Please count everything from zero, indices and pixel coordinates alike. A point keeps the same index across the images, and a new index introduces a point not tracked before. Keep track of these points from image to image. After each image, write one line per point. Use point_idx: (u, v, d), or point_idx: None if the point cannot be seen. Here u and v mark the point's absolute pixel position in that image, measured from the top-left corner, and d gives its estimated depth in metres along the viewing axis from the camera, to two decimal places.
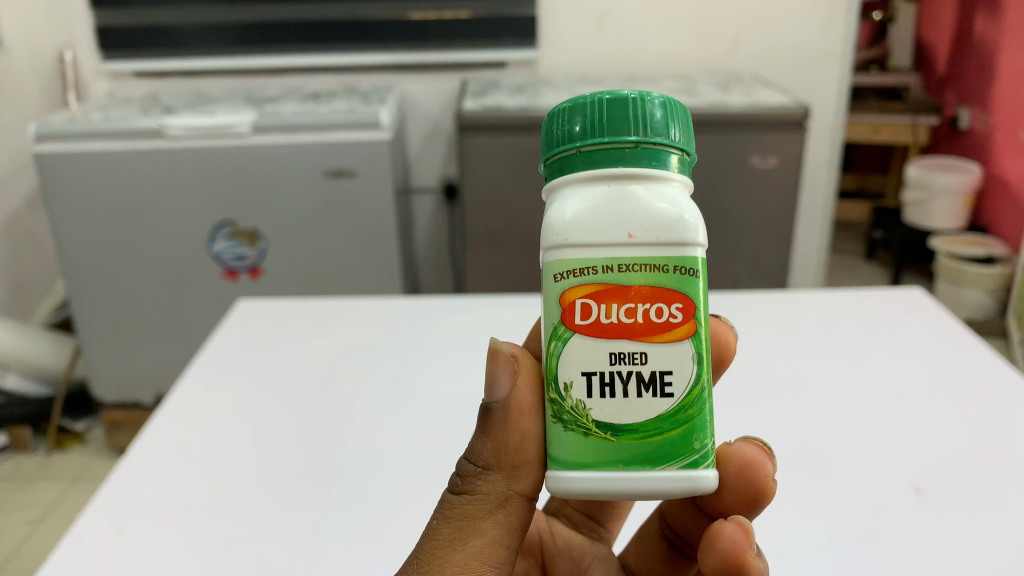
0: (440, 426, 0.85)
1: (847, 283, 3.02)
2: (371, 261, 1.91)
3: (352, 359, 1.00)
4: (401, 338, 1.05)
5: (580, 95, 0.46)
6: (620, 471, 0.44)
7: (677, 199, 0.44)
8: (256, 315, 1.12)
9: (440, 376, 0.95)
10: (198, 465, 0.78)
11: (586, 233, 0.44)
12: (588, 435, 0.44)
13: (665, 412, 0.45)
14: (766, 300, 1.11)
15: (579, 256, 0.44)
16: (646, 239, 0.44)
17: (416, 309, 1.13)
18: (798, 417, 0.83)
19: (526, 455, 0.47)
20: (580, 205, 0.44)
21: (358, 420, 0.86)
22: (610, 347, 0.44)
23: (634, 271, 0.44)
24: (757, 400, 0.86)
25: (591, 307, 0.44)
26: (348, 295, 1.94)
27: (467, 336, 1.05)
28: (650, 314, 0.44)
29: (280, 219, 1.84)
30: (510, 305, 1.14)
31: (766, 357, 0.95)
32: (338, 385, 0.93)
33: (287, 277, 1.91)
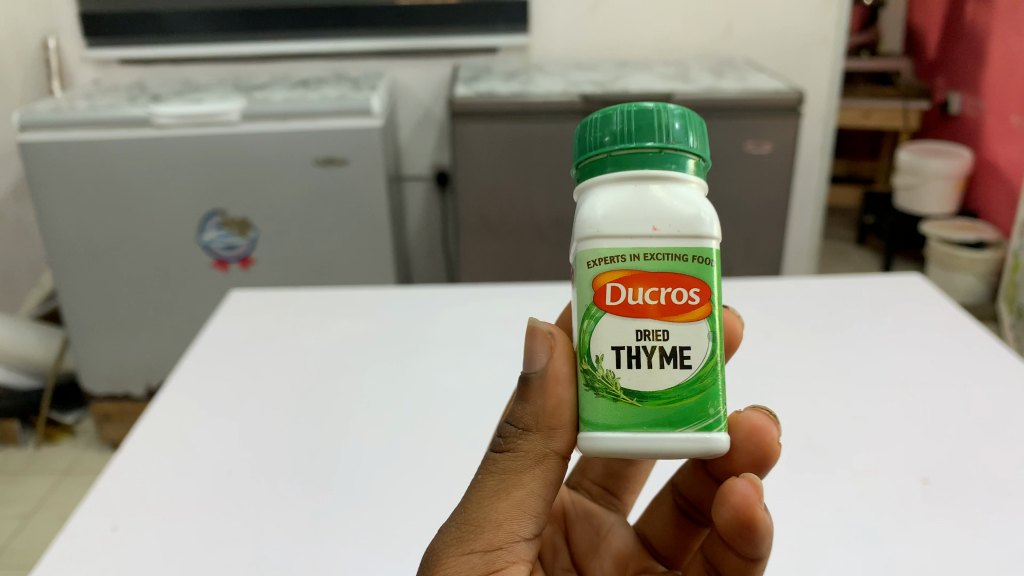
0: (437, 418, 0.84)
1: (838, 269, 3.02)
2: (364, 251, 1.89)
3: (346, 352, 0.98)
4: (398, 330, 1.03)
5: (609, 107, 0.46)
6: (642, 432, 0.44)
7: (695, 196, 0.45)
8: (249, 307, 1.11)
9: (437, 368, 0.94)
10: (194, 460, 0.77)
11: (616, 224, 0.44)
12: (617, 401, 0.45)
13: (683, 380, 0.45)
14: (763, 288, 1.10)
15: (607, 244, 0.45)
16: (668, 232, 0.44)
17: (413, 300, 1.12)
18: (802, 406, 0.83)
19: (561, 415, 0.47)
20: (610, 202, 0.45)
21: (356, 413, 0.85)
22: (633, 327, 0.45)
23: (657, 259, 0.45)
24: (756, 390, 0.85)
25: (618, 290, 0.44)
26: (341, 284, 1.92)
27: (466, 326, 1.04)
28: (669, 297, 0.45)
29: (271, 208, 1.82)
30: (507, 295, 1.13)
31: (765, 346, 0.94)
32: (331, 378, 0.92)
33: (278, 267, 1.89)
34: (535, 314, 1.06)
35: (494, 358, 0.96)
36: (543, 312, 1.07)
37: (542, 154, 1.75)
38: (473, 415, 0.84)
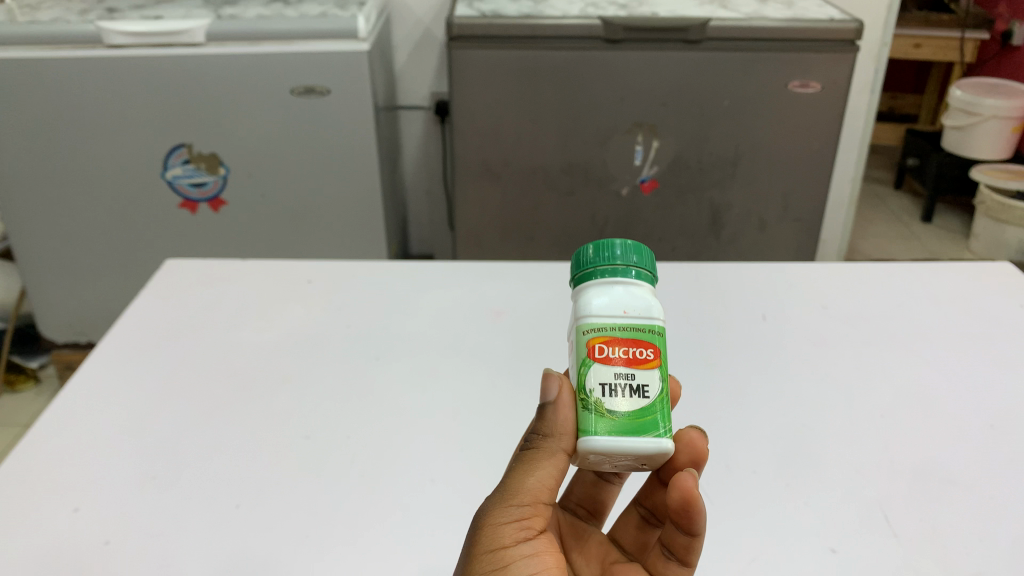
0: (404, 459, 0.65)
1: (873, 216, 2.79)
2: (350, 193, 1.68)
3: (293, 351, 0.78)
4: (362, 317, 0.84)
5: (600, 239, 0.55)
6: (618, 436, 0.48)
7: (651, 296, 0.52)
8: (184, 281, 0.91)
9: (408, 377, 0.75)
10: (82, 528, 0.58)
11: (601, 307, 0.50)
12: (602, 417, 0.49)
13: (648, 401, 0.49)
14: (815, 281, 0.89)
15: (592, 315, 0.50)
16: (636, 314, 0.50)
17: (385, 277, 0.92)
18: (870, 461, 0.64)
19: (569, 427, 0.51)
20: (599, 295, 0.51)
21: (294, 440, 0.67)
22: (609, 374, 0.49)
23: (631, 328, 0.50)
24: (817, 445, 0.66)
25: (600, 349, 0.49)
26: (326, 229, 1.73)
27: (445, 316, 0.84)
28: (634, 354, 0.50)
29: (244, 144, 1.61)
30: (498, 274, 0.93)
31: (823, 370, 0.74)
32: (272, 392, 0.72)
33: (255, 210, 1.69)
34: (530, 304, 0.87)
35: (479, 365, 0.77)
36: (543, 305, 0.87)
37: (553, 89, 1.51)
38: (443, 448, 0.66)
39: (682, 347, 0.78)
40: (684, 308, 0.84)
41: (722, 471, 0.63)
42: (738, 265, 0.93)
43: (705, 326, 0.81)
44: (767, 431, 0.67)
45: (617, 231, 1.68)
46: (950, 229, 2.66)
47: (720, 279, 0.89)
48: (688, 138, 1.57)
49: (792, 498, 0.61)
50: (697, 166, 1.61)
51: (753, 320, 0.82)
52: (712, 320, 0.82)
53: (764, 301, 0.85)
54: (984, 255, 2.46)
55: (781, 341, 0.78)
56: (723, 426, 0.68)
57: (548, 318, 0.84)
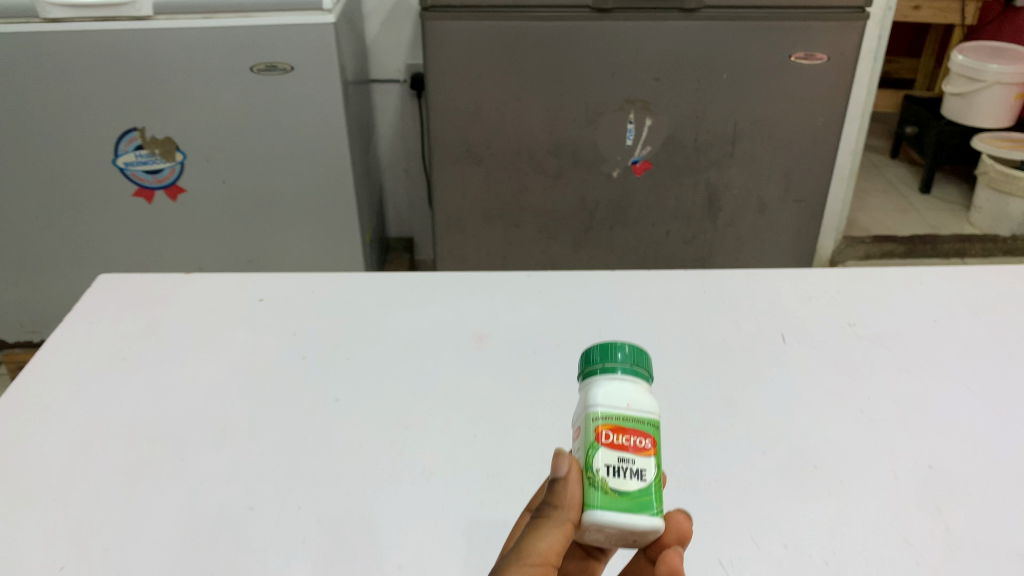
0: (363, 539, 0.54)
1: (870, 187, 2.69)
2: (317, 178, 1.56)
3: (236, 394, 0.67)
4: (322, 346, 0.72)
5: (607, 342, 0.49)
6: (616, 513, 0.42)
7: (652, 397, 0.47)
8: (118, 300, 0.79)
9: (372, 426, 0.64)
10: None
11: (608, 396, 0.45)
12: (604, 494, 0.42)
13: (649, 486, 0.43)
14: (840, 294, 0.78)
15: (596, 400, 0.44)
16: (641, 406, 0.45)
17: (351, 292, 0.80)
18: (919, 522, 0.54)
19: (575, 504, 0.43)
20: (605, 386, 0.46)
21: (236, 511, 0.56)
22: (611, 456, 0.43)
23: (637, 416, 0.44)
24: (856, 510, 0.56)
25: (605, 434, 0.43)
26: (293, 217, 1.61)
27: (418, 342, 0.73)
28: (636, 441, 0.44)
29: (198, 126, 1.47)
30: (479, 287, 0.81)
31: (859, 412, 0.64)
32: (209, 450, 0.61)
33: (215, 199, 1.56)
34: (516, 325, 0.76)
35: (455, 409, 0.66)
36: (529, 327, 0.75)
37: (536, 63, 1.39)
38: (414, 515, 0.56)
39: (693, 385, 0.67)
40: (692, 331, 0.73)
41: (748, 547, 0.53)
42: (750, 275, 0.82)
43: (718, 357, 0.70)
44: (798, 491, 0.57)
45: (607, 216, 1.57)
46: (950, 201, 2.57)
47: (731, 293, 0.79)
48: (683, 115, 1.46)
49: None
50: (693, 144, 1.49)
51: (773, 347, 0.71)
52: (724, 349, 0.71)
53: (782, 319, 0.75)
54: (985, 228, 2.36)
55: (805, 372, 0.68)
56: (747, 487, 0.58)
57: (536, 344, 0.73)
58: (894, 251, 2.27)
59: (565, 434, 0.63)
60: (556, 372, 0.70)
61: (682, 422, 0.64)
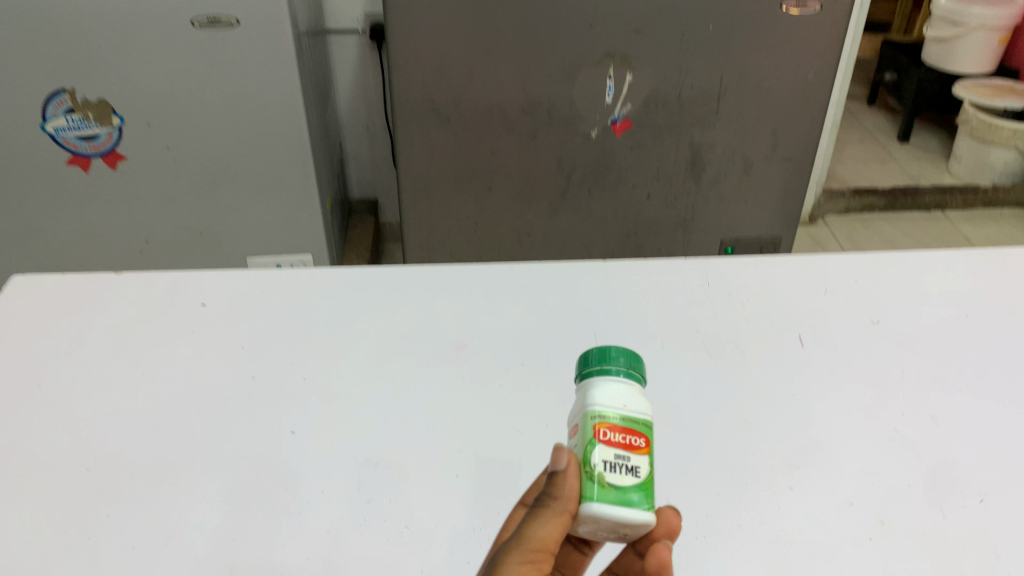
0: None
1: (849, 136, 2.61)
2: (274, 150, 1.20)
3: (176, 427, 0.58)
4: (278, 362, 0.63)
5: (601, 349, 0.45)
6: (614, 507, 0.38)
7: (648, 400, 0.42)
8: (33, 314, 0.67)
9: (337, 460, 0.55)
10: None
11: (605, 396, 0.40)
12: (601, 486, 0.38)
13: (645, 483, 0.39)
14: (858, 287, 0.71)
15: (595, 401, 0.40)
16: (638, 408, 0.41)
17: (307, 293, 0.70)
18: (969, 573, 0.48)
19: (571, 496, 0.39)
20: (603, 387, 0.41)
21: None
22: (609, 451, 0.39)
23: (634, 416, 0.40)
24: (900, 560, 0.49)
25: (603, 432, 0.39)
26: (245, 199, 1.24)
27: (387, 352, 0.64)
28: (633, 441, 0.40)
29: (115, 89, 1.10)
30: (453, 282, 0.72)
31: (893, 431, 0.57)
32: (144, 502, 0.52)
33: (156, 175, 1.19)
34: (498, 328, 0.66)
35: (432, 435, 0.57)
36: (513, 330, 0.66)
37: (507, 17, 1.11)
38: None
39: (707, 402, 0.59)
40: (699, 334, 0.65)
41: None
42: (760, 263, 0.73)
43: (731, 365, 0.62)
44: (831, 535, 0.50)
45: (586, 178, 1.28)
46: (929, 150, 2.50)
47: (741, 287, 0.70)
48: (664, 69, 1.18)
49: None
50: (675, 102, 1.21)
51: (793, 352, 0.64)
52: (738, 356, 0.63)
53: (797, 320, 0.67)
54: (964, 178, 2.23)
55: (827, 383, 0.61)
56: (776, 535, 0.50)
57: (522, 349, 0.64)
58: (875, 204, 2.17)
59: None
60: (546, 386, 0.61)
61: (697, 449, 0.55)
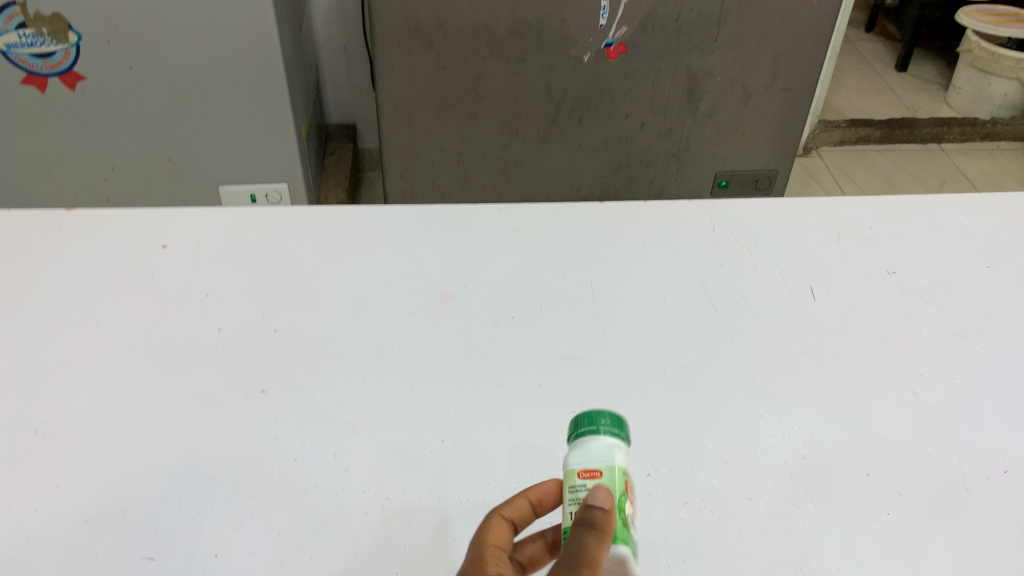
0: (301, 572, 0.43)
1: (846, 64, 2.51)
2: (246, 80, 1.04)
3: (134, 385, 0.53)
4: (246, 311, 0.58)
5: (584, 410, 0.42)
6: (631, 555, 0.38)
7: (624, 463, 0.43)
8: None
9: (312, 421, 0.51)
10: None
11: (624, 457, 0.40)
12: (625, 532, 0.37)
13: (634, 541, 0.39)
14: (873, 235, 0.66)
15: (620, 455, 0.40)
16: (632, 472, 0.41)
17: (277, 235, 0.65)
18: (991, 547, 0.45)
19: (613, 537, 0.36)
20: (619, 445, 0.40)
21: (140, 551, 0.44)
22: (631, 506, 0.39)
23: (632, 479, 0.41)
24: (922, 535, 0.45)
25: (628, 488, 0.39)
26: (216, 128, 1.09)
27: (364, 300, 0.59)
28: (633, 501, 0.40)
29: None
30: (437, 225, 0.66)
31: (911, 394, 0.53)
32: (97, 469, 0.47)
33: (117, 99, 1.04)
34: (485, 276, 0.61)
35: (416, 395, 0.52)
36: (504, 280, 0.61)
37: None
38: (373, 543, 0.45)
39: (712, 361, 0.55)
40: (704, 285, 0.61)
41: None
42: (769, 207, 0.68)
43: (738, 321, 0.58)
44: (845, 505, 0.47)
45: (576, 108, 1.10)
46: (927, 80, 2.42)
47: (747, 233, 0.65)
48: None
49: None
50: (674, 27, 1.02)
51: (803, 305, 0.59)
52: (747, 312, 0.58)
53: (807, 271, 0.62)
54: (964, 109, 2.14)
55: (839, 340, 0.57)
56: (786, 503, 0.47)
57: (512, 302, 0.59)
58: (871, 135, 2.05)
59: (554, 421, 0.51)
60: (538, 344, 0.56)
61: (701, 414, 0.51)
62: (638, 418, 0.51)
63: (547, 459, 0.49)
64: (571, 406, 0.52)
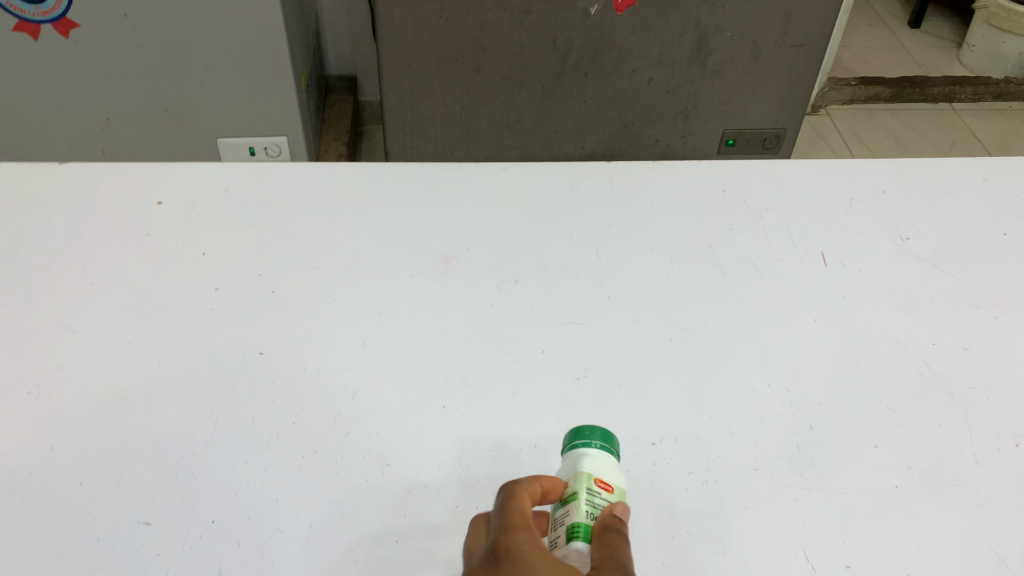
0: (302, 538, 0.42)
1: (857, 21, 2.45)
2: (243, 29, 1.01)
3: (130, 345, 0.51)
4: (240, 271, 0.56)
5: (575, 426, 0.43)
6: None
7: None
8: None
9: (311, 384, 0.50)
10: None
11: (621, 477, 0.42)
12: None
13: None
14: (887, 199, 0.64)
15: (623, 479, 0.41)
16: None
17: (275, 193, 0.63)
18: (1002, 518, 0.44)
19: None
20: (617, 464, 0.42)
21: (137, 515, 0.43)
22: None
23: None
24: (932, 507, 0.45)
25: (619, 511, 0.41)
26: (214, 79, 1.06)
27: (363, 261, 0.58)
28: None
29: None
30: (439, 184, 0.64)
31: (923, 363, 0.52)
32: (92, 431, 0.47)
33: (111, 48, 1.01)
34: (488, 237, 0.60)
35: (417, 360, 0.51)
36: (507, 242, 0.60)
37: None
38: (373, 509, 0.44)
39: (719, 328, 0.54)
40: (713, 250, 0.59)
41: (802, 570, 0.42)
42: (780, 169, 0.66)
43: (746, 287, 0.56)
44: (854, 476, 0.46)
45: (581, 63, 1.07)
46: (939, 38, 2.36)
47: (757, 196, 0.64)
48: None
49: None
50: None
51: (814, 271, 0.58)
52: (756, 277, 0.57)
53: (818, 236, 0.60)
54: (975, 69, 2.09)
55: (851, 307, 0.55)
56: (794, 474, 0.46)
57: (516, 264, 0.58)
58: (881, 94, 2.01)
59: (557, 387, 0.50)
60: (542, 308, 0.55)
61: (709, 381, 0.50)
62: (644, 386, 0.50)
63: (549, 425, 0.48)
64: (576, 372, 0.51)
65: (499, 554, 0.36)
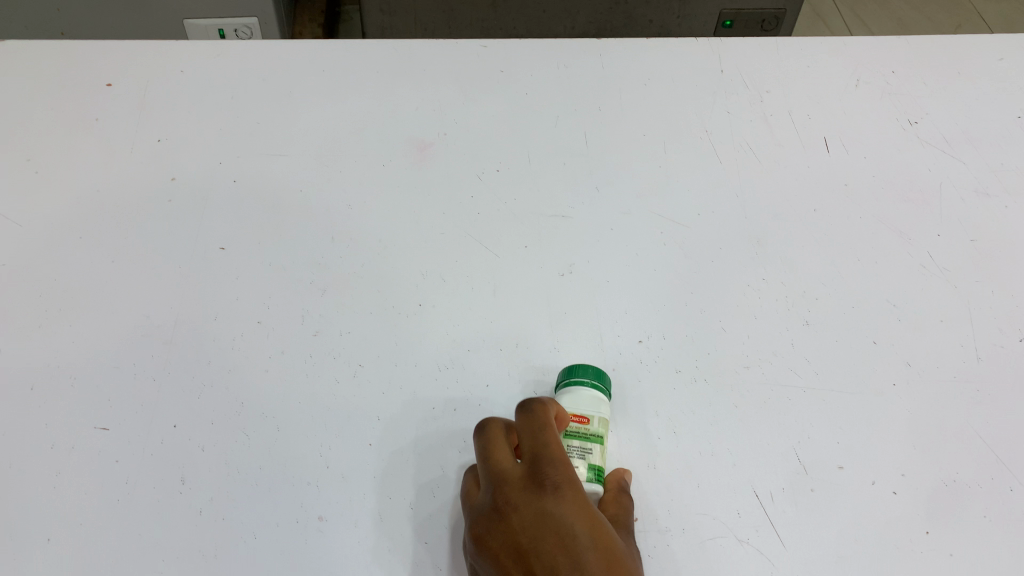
0: (270, 439, 0.41)
1: None
2: None
3: (82, 240, 0.48)
4: (198, 160, 0.52)
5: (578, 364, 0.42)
6: None
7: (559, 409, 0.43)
8: None
9: (277, 281, 0.46)
10: None
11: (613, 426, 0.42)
12: None
13: None
14: (896, 79, 0.59)
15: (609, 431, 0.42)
16: None
17: (233, 73, 0.57)
18: (999, 418, 0.42)
19: None
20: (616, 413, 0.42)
21: (95, 419, 0.41)
22: None
23: None
24: (929, 404, 0.43)
25: None
26: None
27: (331, 149, 0.53)
28: None
29: None
30: (413, 63, 0.59)
31: (927, 256, 0.49)
32: (42, 333, 0.44)
33: None
34: (466, 121, 0.55)
35: (392, 255, 0.48)
36: (487, 127, 0.55)
37: None
38: (347, 410, 0.42)
39: (715, 219, 0.50)
40: (710, 134, 0.55)
41: (792, 472, 0.41)
42: (785, 46, 0.61)
43: (744, 175, 0.53)
44: (849, 374, 0.44)
45: None
46: None
47: (758, 76, 0.59)
48: None
49: (909, 518, 0.39)
50: None
51: (816, 157, 0.54)
52: (753, 165, 0.53)
53: (821, 120, 0.56)
54: None
55: (853, 198, 0.52)
56: (788, 371, 0.44)
57: (497, 152, 0.54)
58: None
59: (541, 282, 0.47)
60: (526, 200, 0.51)
61: (702, 276, 0.48)
62: (634, 283, 0.47)
63: (530, 324, 0.45)
64: (560, 268, 0.48)
65: (546, 489, 0.35)
